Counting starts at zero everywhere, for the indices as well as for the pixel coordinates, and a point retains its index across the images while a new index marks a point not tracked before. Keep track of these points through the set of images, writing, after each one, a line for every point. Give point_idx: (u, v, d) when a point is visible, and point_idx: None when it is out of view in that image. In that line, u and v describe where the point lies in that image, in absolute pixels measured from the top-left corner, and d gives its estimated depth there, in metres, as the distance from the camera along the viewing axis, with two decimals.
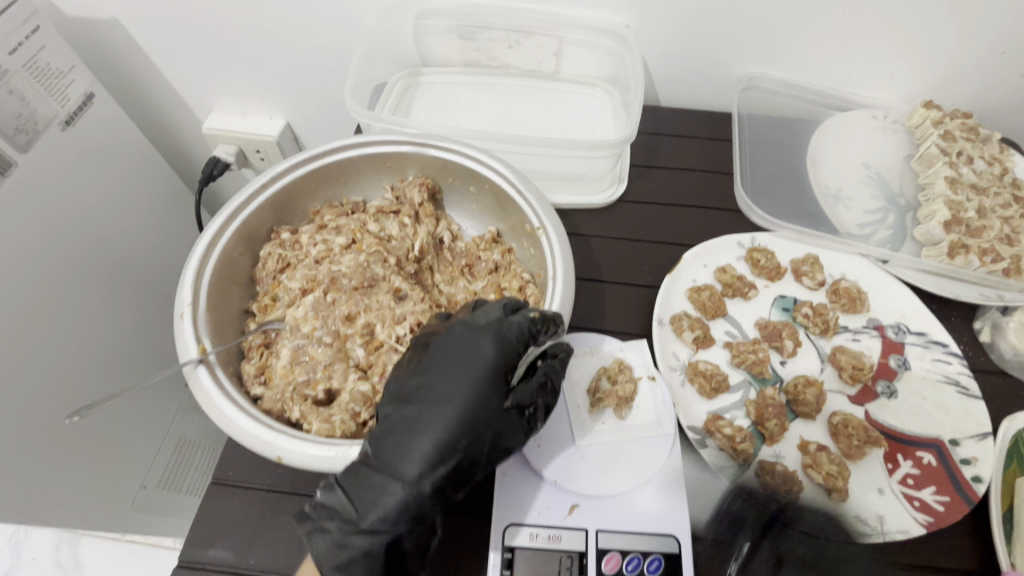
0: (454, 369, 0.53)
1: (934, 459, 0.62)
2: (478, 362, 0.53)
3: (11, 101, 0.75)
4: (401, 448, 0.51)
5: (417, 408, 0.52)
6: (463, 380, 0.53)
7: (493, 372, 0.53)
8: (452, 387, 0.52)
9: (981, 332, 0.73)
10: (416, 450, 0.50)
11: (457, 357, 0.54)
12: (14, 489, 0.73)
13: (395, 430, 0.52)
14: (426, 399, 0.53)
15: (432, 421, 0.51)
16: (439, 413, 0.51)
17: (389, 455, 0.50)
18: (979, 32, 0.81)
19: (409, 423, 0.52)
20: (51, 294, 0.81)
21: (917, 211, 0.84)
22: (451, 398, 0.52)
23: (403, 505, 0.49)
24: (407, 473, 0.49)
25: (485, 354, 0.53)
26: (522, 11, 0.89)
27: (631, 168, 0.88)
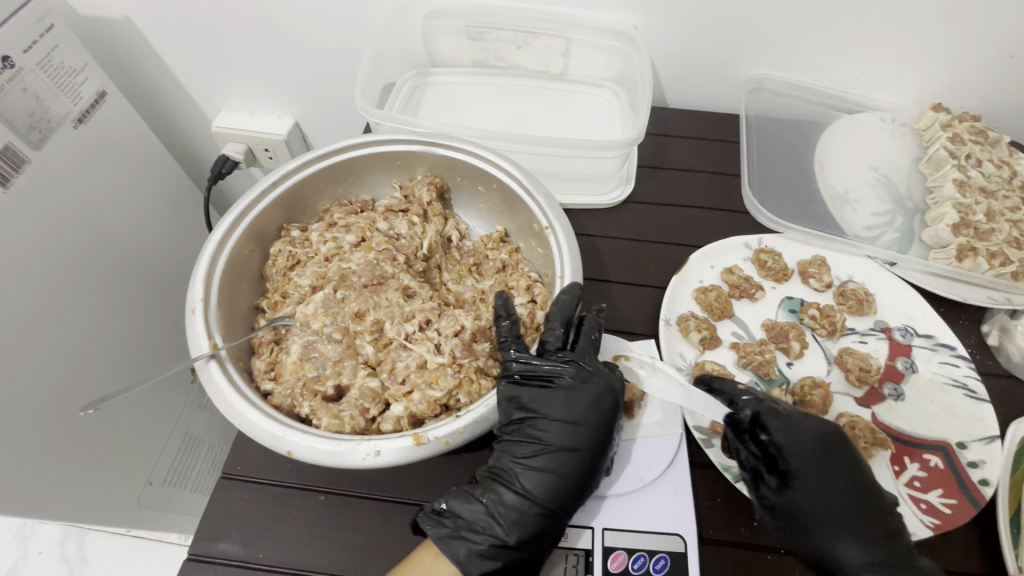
0: (572, 411, 0.58)
1: (942, 461, 0.62)
2: (595, 409, 0.58)
3: (26, 99, 0.76)
4: (535, 476, 0.56)
5: (546, 443, 0.57)
6: (582, 424, 0.57)
7: (608, 416, 0.58)
8: (579, 432, 0.57)
9: (989, 335, 0.73)
10: (551, 480, 0.55)
11: (577, 402, 0.58)
12: (23, 482, 0.73)
13: (525, 459, 0.57)
14: (551, 435, 0.57)
15: (560, 458, 0.56)
16: (568, 452, 0.56)
17: (526, 480, 0.56)
18: (988, 34, 0.81)
19: (540, 456, 0.56)
20: (61, 289, 0.82)
21: (924, 213, 0.84)
22: (577, 440, 0.57)
23: (542, 527, 0.54)
24: (544, 500, 0.55)
25: (600, 401, 0.58)
26: (531, 12, 0.90)
27: (638, 169, 0.89)
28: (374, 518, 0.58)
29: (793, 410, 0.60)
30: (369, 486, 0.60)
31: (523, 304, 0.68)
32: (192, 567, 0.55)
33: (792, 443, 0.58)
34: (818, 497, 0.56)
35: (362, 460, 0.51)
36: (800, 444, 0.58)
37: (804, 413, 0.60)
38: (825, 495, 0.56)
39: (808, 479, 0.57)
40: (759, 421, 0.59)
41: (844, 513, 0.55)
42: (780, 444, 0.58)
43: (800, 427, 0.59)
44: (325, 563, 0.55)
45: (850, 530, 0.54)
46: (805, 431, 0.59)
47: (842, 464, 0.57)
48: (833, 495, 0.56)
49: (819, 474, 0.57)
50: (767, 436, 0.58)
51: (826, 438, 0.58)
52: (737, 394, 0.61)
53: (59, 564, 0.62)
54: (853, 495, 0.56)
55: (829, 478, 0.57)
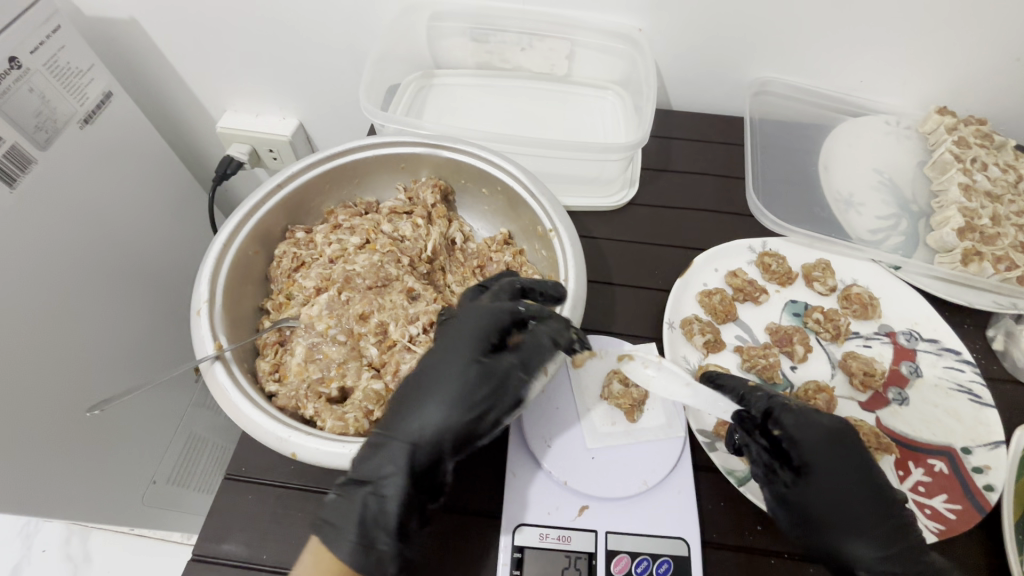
0: (450, 337, 0.57)
1: (946, 466, 0.62)
2: (470, 332, 0.57)
3: (32, 99, 0.77)
4: (408, 413, 0.53)
5: (422, 374, 0.55)
6: (460, 347, 0.56)
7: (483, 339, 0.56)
8: (438, 358, 0.56)
9: (994, 340, 0.73)
10: (422, 412, 0.53)
11: (455, 329, 0.57)
12: (26, 482, 0.74)
13: (405, 399, 0.54)
14: (419, 370, 0.56)
15: (434, 389, 0.54)
16: (440, 382, 0.54)
17: (395, 419, 0.53)
18: (994, 38, 0.80)
19: (407, 390, 0.55)
20: (67, 289, 0.82)
21: (929, 217, 0.84)
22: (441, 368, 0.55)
23: (393, 461, 0.51)
24: (415, 434, 0.52)
25: (473, 322, 0.57)
26: (535, 14, 0.90)
27: (642, 171, 0.88)
28: None
29: (805, 405, 0.57)
30: None
31: None
32: (195, 568, 0.55)
33: (805, 437, 0.54)
34: (834, 492, 0.52)
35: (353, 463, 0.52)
36: (815, 437, 0.54)
37: (817, 409, 0.57)
38: (843, 491, 0.52)
39: (825, 474, 0.53)
40: (769, 414, 0.56)
41: (860, 510, 0.51)
42: (794, 438, 0.54)
43: (813, 420, 0.55)
44: None
45: (868, 528, 0.51)
46: (820, 427, 0.54)
47: (858, 459, 0.53)
48: (849, 492, 0.52)
49: (837, 470, 0.53)
50: (779, 431, 0.55)
51: (841, 432, 0.54)
52: (741, 390, 0.61)
53: None
54: (869, 492, 0.52)
55: (847, 474, 0.53)
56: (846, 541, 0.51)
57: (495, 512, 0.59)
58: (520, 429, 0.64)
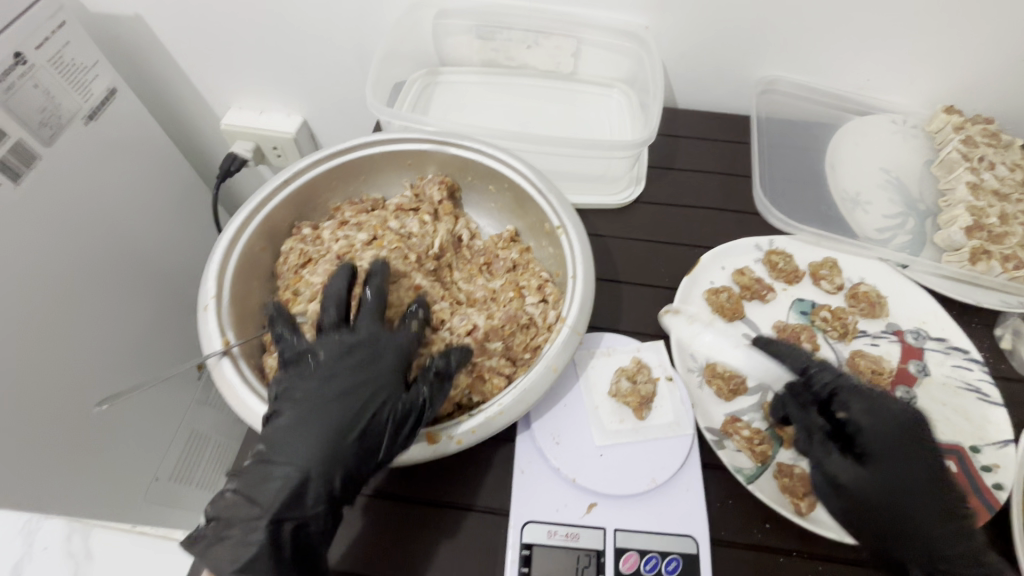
0: (346, 364, 0.56)
1: (955, 465, 0.62)
2: (367, 357, 0.56)
3: (37, 95, 0.76)
4: (294, 442, 0.52)
5: (312, 404, 0.54)
6: (357, 376, 0.55)
7: (385, 370, 0.56)
8: (341, 385, 0.55)
9: (1002, 339, 0.73)
10: (311, 444, 0.51)
11: (349, 355, 0.57)
12: (28, 480, 0.73)
13: (293, 425, 0.52)
14: (311, 396, 0.54)
15: (325, 419, 0.53)
16: (333, 411, 0.53)
17: (284, 448, 0.51)
18: (1002, 37, 0.80)
19: (303, 417, 0.53)
20: (71, 286, 0.82)
21: (936, 216, 0.83)
22: (341, 394, 0.54)
23: (290, 489, 0.50)
24: (298, 461, 0.51)
25: (374, 347, 0.57)
26: (542, 11, 0.89)
27: (649, 170, 0.88)
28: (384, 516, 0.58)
29: (877, 393, 0.60)
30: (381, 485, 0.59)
31: (534, 303, 0.68)
32: None
33: (870, 422, 0.59)
34: (891, 479, 0.56)
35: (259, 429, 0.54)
36: (881, 426, 0.58)
37: (890, 399, 0.60)
38: (904, 479, 0.55)
39: (887, 461, 0.57)
40: (835, 397, 0.61)
41: (916, 498, 0.55)
42: (860, 424, 0.59)
43: (883, 407, 0.59)
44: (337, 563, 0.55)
45: (922, 517, 0.54)
46: (888, 413, 0.58)
47: (924, 451, 0.57)
48: (908, 480, 0.55)
49: (899, 459, 0.56)
50: (844, 414, 0.60)
51: (907, 423, 0.58)
52: (810, 363, 0.64)
53: (66, 559, 0.61)
54: (926, 485, 0.55)
55: (907, 463, 0.56)
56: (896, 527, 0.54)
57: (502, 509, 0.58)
58: (528, 426, 0.64)
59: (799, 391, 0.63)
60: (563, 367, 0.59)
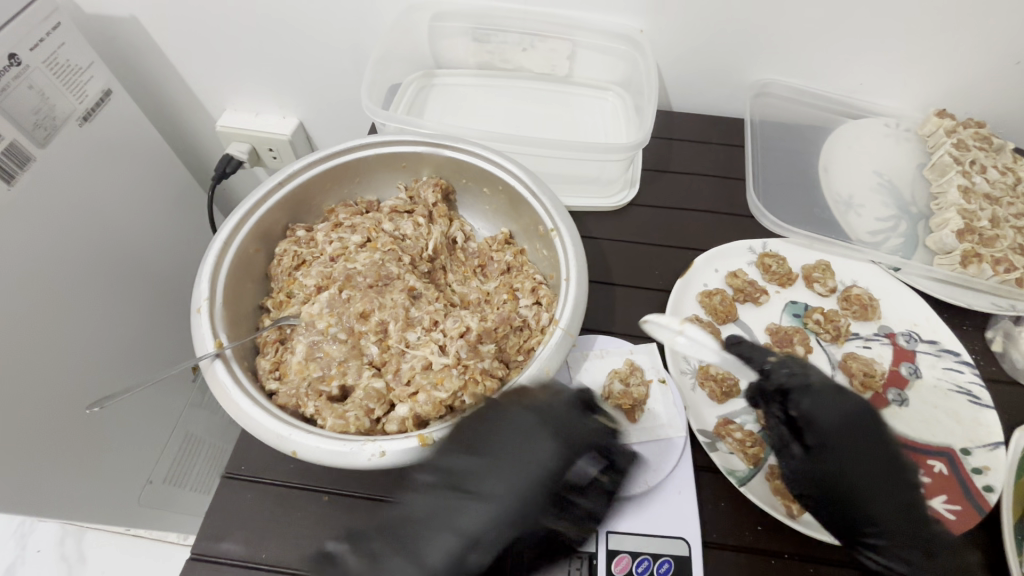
0: (519, 474, 0.53)
1: (946, 467, 0.62)
2: (541, 473, 0.53)
3: (31, 96, 0.76)
4: (431, 539, 0.50)
5: (456, 504, 0.52)
6: (534, 493, 0.52)
7: (546, 482, 0.53)
8: (497, 484, 0.52)
9: (993, 341, 0.73)
10: (449, 543, 0.50)
11: (520, 464, 0.53)
12: (20, 483, 0.73)
13: (440, 520, 0.51)
14: (476, 489, 0.52)
15: (467, 518, 0.51)
16: (477, 511, 0.51)
17: (428, 544, 0.50)
18: (993, 42, 0.81)
19: (440, 516, 0.51)
20: (65, 287, 0.82)
21: (929, 219, 0.84)
22: (501, 495, 0.52)
23: None
24: (434, 563, 0.49)
25: (546, 460, 0.53)
26: (537, 15, 0.90)
27: (643, 172, 0.89)
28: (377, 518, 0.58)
29: (824, 385, 0.58)
30: (375, 487, 0.60)
31: (528, 305, 0.68)
32: (194, 567, 0.55)
33: (822, 419, 0.57)
34: (842, 470, 0.54)
35: (367, 461, 0.51)
36: (831, 419, 0.56)
37: (836, 390, 0.58)
38: (857, 471, 0.54)
39: (840, 452, 0.55)
40: (784, 395, 0.59)
41: (871, 489, 0.53)
42: (809, 419, 0.57)
43: (832, 399, 0.57)
44: None
45: (876, 508, 0.53)
46: (836, 409, 0.57)
47: (875, 446, 0.55)
48: (861, 472, 0.54)
49: (851, 451, 0.55)
50: (795, 411, 0.58)
51: (856, 413, 0.56)
52: (766, 364, 0.61)
53: (58, 561, 0.70)
54: (879, 474, 0.54)
55: (862, 455, 0.55)
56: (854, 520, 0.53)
57: None
58: None
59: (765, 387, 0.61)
60: (556, 369, 0.59)
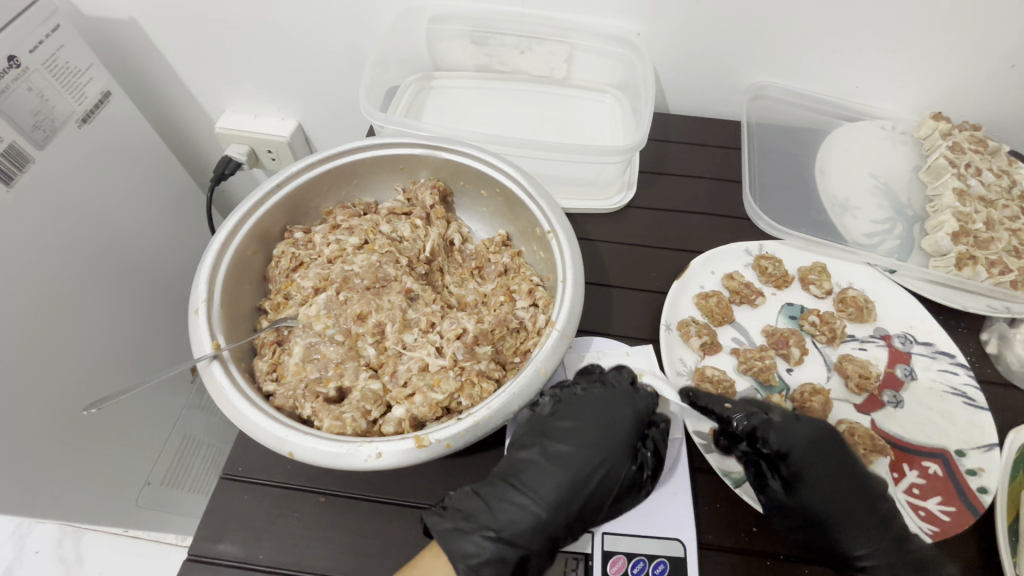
0: (605, 433, 0.60)
1: (940, 469, 0.63)
2: (620, 431, 0.61)
3: (30, 98, 0.77)
4: (541, 478, 0.57)
5: (559, 453, 0.59)
6: (615, 447, 0.60)
7: (628, 442, 0.61)
8: (589, 439, 0.60)
9: (988, 343, 0.73)
10: (558, 483, 0.57)
11: (601, 423, 0.61)
12: (17, 483, 0.73)
13: (545, 466, 0.58)
14: (570, 440, 0.60)
15: (566, 463, 0.58)
16: (578, 456, 0.59)
17: (540, 482, 0.57)
18: (988, 45, 0.81)
19: (549, 460, 0.59)
20: (63, 289, 0.82)
21: (924, 221, 0.84)
22: (590, 449, 0.60)
23: (538, 522, 0.55)
24: (547, 497, 0.56)
25: (624, 422, 0.61)
26: (535, 18, 0.90)
27: (640, 175, 0.89)
28: (373, 519, 0.58)
29: (783, 415, 0.63)
30: (372, 488, 0.60)
31: (524, 307, 0.68)
32: (192, 568, 0.55)
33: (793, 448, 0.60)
34: (826, 495, 0.59)
35: (364, 461, 0.51)
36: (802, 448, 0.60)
37: (795, 417, 0.63)
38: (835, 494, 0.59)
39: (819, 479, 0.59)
40: (754, 434, 0.61)
41: (855, 511, 0.58)
42: (784, 452, 0.60)
43: (797, 428, 0.61)
44: (326, 567, 0.55)
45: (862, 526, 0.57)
46: (801, 435, 0.61)
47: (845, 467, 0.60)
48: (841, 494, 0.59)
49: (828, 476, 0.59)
50: (768, 448, 0.61)
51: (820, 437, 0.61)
52: (726, 411, 0.63)
53: None
54: (858, 494, 0.59)
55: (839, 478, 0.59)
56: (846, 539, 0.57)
57: None
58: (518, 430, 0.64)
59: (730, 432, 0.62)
60: (551, 370, 0.58)
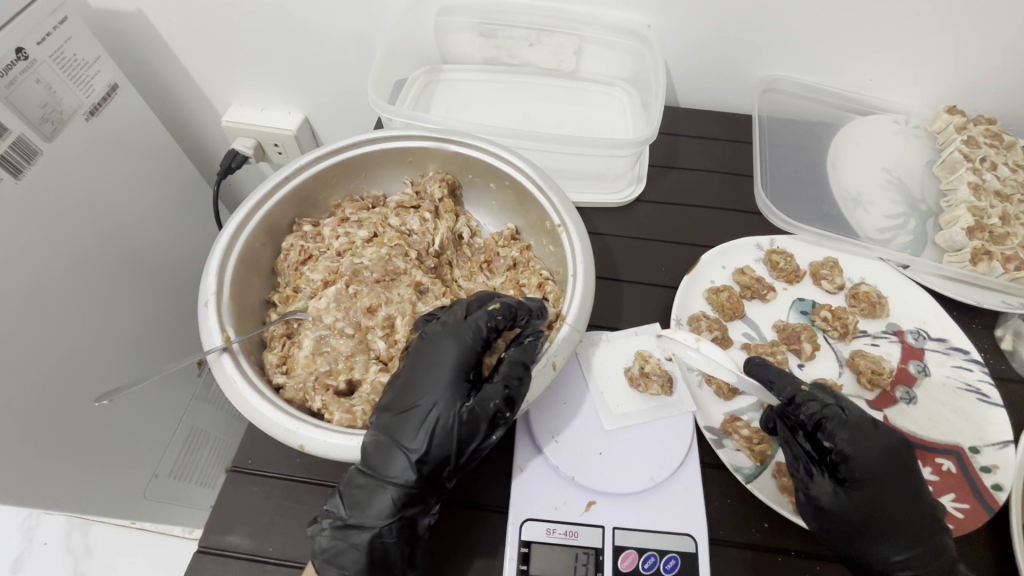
0: (426, 376, 0.55)
1: (954, 466, 0.62)
2: (449, 370, 0.55)
3: (39, 90, 0.76)
4: (389, 457, 0.52)
5: (405, 416, 0.53)
6: (441, 384, 0.54)
7: (456, 380, 0.54)
8: (426, 390, 0.54)
9: (1003, 340, 0.72)
10: (401, 449, 0.52)
11: (429, 363, 0.55)
12: (29, 477, 0.74)
13: (380, 436, 0.52)
14: (409, 404, 0.54)
15: (408, 424, 0.53)
16: (417, 420, 0.53)
17: (378, 458, 0.52)
18: (1007, 37, 0.80)
19: (392, 434, 0.53)
20: (69, 276, 0.81)
21: (938, 216, 0.83)
22: (426, 402, 0.53)
23: (391, 504, 0.51)
24: (395, 476, 0.51)
25: (447, 358, 0.55)
26: (544, 10, 0.89)
27: (649, 168, 0.88)
28: None
29: (860, 417, 0.57)
30: None
31: None
32: (201, 560, 0.55)
33: (860, 443, 0.55)
34: (877, 485, 0.54)
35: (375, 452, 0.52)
36: (868, 453, 0.55)
37: (872, 422, 0.56)
38: (882, 504, 0.54)
39: (867, 487, 0.55)
40: (822, 425, 0.57)
41: (898, 506, 0.54)
42: (846, 452, 0.55)
43: (868, 436, 0.56)
44: None
45: (895, 534, 0.53)
46: (868, 425, 0.56)
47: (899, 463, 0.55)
48: (888, 503, 0.54)
49: (887, 480, 0.54)
50: (830, 443, 0.56)
51: (894, 451, 0.55)
52: (794, 394, 0.59)
53: (67, 551, 0.85)
54: (898, 490, 0.54)
55: (894, 484, 0.54)
56: (871, 544, 0.54)
57: (501, 507, 0.59)
58: (527, 423, 0.64)
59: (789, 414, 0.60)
60: (563, 363, 0.59)
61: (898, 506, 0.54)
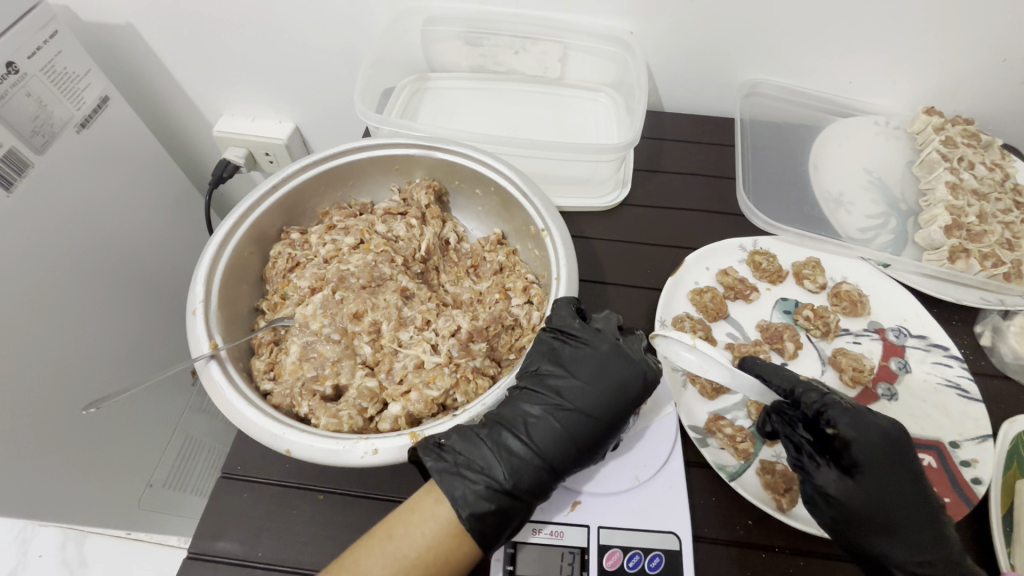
0: (602, 394, 0.57)
1: (935, 460, 0.63)
2: (625, 399, 0.57)
3: (29, 103, 0.77)
4: (542, 425, 0.56)
5: (568, 394, 0.57)
6: (612, 412, 0.57)
7: (624, 409, 0.57)
8: (597, 403, 0.57)
9: (982, 336, 0.74)
10: (560, 428, 0.56)
11: (606, 385, 0.57)
12: (23, 487, 0.74)
13: (535, 406, 0.57)
14: (569, 394, 0.57)
15: (573, 421, 0.56)
16: (580, 416, 0.56)
17: (539, 430, 0.55)
18: (979, 40, 0.82)
19: (551, 407, 0.57)
20: (62, 287, 0.82)
21: (918, 215, 0.85)
22: (588, 408, 0.56)
23: (537, 473, 0.54)
24: (544, 448, 0.55)
25: (628, 394, 0.57)
26: (529, 18, 0.91)
27: (635, 172, 0.89)
28: (371, 516, 0.59)
29: (854, 404, 0.58)
30: (369, 486, 0.61)
31: (519, 304, 0.69)
32: (191, 566, 0.55)
33: (862, 432, 0.56)
34: (886, 481, 0.55)
35: (361, 457, 0.52)
36: (868, 436, 0.56)
37: (867, 408, 0.58)
38: (887, 496, 0.54)
39: (874, 482, 0.55)
40: (821, 414, 0.57)
41: (903, 500, 0.54)
42: (848, 438, 0.56)
43: (867, 421, 0.56)
44: (319, 565, 0.56)
45: (911, 527, 0.54)
46: (871, 422, 0.56)
47: (904, 458, 0.56)
48: (895, 491, 0.55)
49: (888, 465, 0.55)
50: (832, 429, 0.56)
51: (895, 442, 0.56)
52: (793, 384, 0.60)
53: (59, 565, 0.61)
54: (906, 485, 0.55)
55: (896, 475, 0.55)
56: (887, 540, 0.53)
57: None
58: None
59: (784, 408, 0.59)
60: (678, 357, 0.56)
61: (904, 503, 0.54)
